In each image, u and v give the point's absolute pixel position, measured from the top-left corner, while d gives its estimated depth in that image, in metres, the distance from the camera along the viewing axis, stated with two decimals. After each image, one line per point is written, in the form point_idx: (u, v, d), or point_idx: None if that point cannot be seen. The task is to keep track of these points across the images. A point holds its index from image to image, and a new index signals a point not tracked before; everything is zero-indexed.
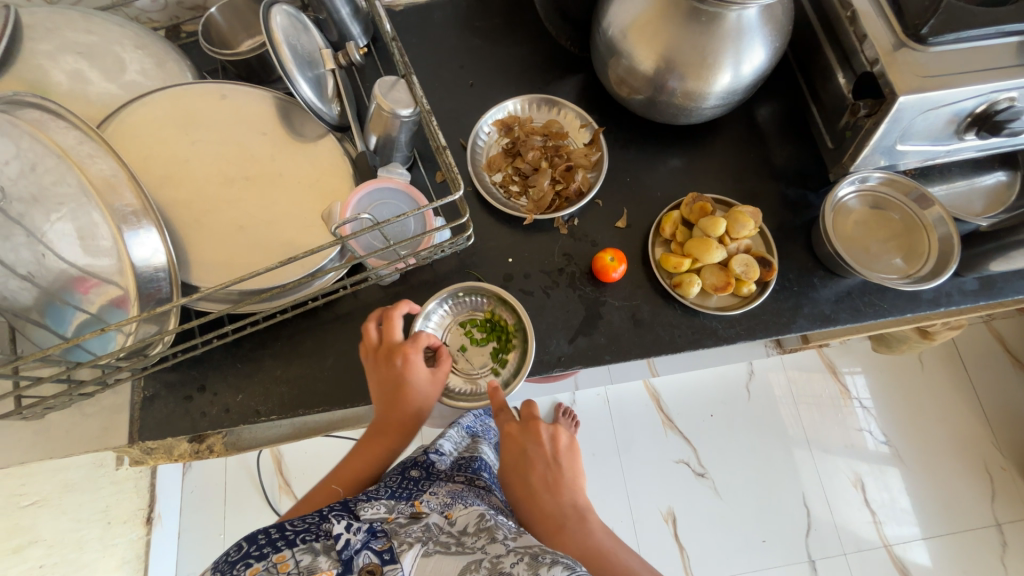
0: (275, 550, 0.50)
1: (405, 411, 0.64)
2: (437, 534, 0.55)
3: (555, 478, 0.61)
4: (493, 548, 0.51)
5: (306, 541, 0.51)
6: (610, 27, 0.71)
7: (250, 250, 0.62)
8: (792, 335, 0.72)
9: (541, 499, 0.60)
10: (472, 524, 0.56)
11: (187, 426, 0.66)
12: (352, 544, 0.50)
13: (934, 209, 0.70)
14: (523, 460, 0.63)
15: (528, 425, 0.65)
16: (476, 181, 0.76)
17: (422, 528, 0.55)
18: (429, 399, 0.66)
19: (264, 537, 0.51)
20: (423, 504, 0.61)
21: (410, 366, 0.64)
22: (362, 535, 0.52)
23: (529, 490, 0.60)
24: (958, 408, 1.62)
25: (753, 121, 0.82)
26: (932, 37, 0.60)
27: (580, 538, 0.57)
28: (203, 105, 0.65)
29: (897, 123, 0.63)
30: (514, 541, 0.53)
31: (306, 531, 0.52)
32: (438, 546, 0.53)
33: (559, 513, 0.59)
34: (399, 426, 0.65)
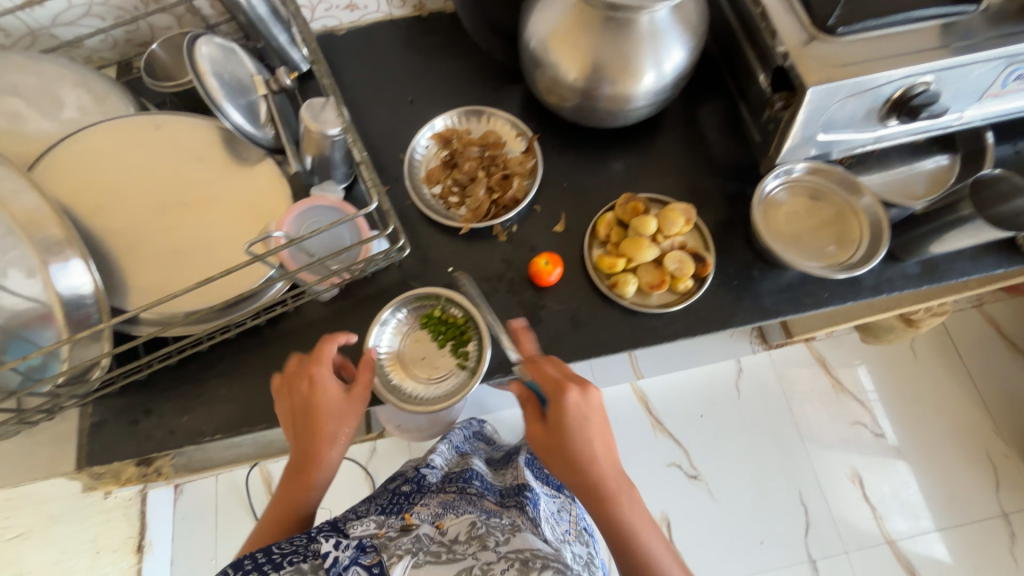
0: (263, 574, 0.51)
1: (317, 429, 0.62)
2: (427, 544, 0.58)
3: (601, 443, 0.60)
4: (482, 554, 0.55)
5: (294, 562, 0.52)
6: (532, 38, 0.72)
7: (185, 273, 0.64)
8: (734, 329, 0.72)
9: (604, 470, 0.60)
10: (462, 533, 0.61)
11: (134, 450, 0.67)
12: (340, 561, 0.51)
13: (862, 194, 0.70)
14: (579, 429, 0.60)
15: (583, 391, 0.60)
16: (413, 195, 0.77)
17: (412, 538, 0.58)
18: (344, 420, 0.63)
19: (250, 562, 0.51)
20: (414, 517, 0.68)
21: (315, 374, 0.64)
22: (351, 551, 0.52)
23: (578, 454, 0.59)
24: (954, 395, 1.59)
25: (689, 120, 0.83)
26: (840, 27, 0.61)
27: (629, 511, 0.59)
28: (138, 136, 0.67)
29: (812, 114, 0.64)
30: (505, 547, 0.56)
31: (293, 552, 0.53)
32: (428, 555, 0.56)
33: (605, 484, 0.59)
34: (314, 447, 0.62)
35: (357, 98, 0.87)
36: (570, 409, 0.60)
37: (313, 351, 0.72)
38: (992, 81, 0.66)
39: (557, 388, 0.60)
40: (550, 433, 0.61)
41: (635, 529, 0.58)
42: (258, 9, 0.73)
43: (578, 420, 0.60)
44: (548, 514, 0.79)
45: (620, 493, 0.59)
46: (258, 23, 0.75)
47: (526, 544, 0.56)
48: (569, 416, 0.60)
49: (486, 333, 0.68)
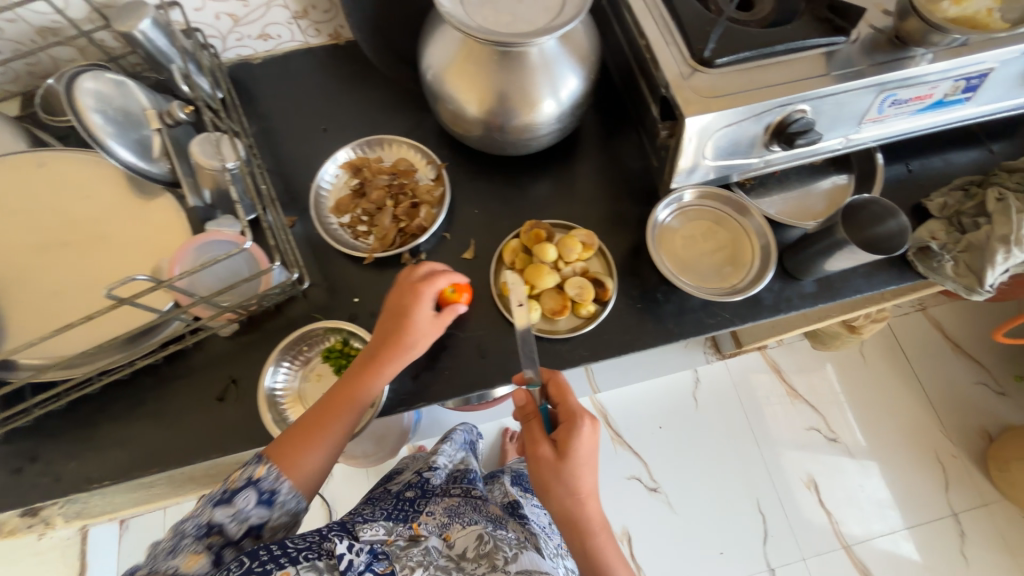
0: (278, 567, 0.48)
1: (398, 339, 0.62)
2: (435, 558, 0.59)
3: (589, 479, 0.60)
4: (492, 574, 0.59)
5: (309, 558, 0.50)
6: (430, 68, 0.73)
7: (66, 315, 0.62)
8: (640, 352, 0.73)
9: (590, 506, 0.60)
10: (471, 548, 0.63)
11: (16, 500, 0.64)
12: (356, 565, 0.50)
13: (752, 216, 0.73)
14: (581, 461, 0.59)
15: (575, 424, 0.60)
16: (318, 225, 0.76)
17: (422, 551, 0.59)
18: (429, 335, 0.64)
19: (266, 553, 0.49)
20: (421, 528, 0.66)
21: (423, 296, 0.63)
22: (365, 556, 0.52)
23: (569, 483, 0.59)
24: (903, 397, 1.63)
25: (599, 144, 0.85)
26: (716, 59, 0.63)
27: (606, 546, 0.60)
28: (20, 175, 0.66)
29: (696, 142, 0.66)
30: (513, 565, 0.60)
31: (308, 549, 0.51)
32: (439, 571, 0.57)
33: (587, 519, 0.60)
34: (388, 356, 0.62)
35: (271, 127, 0.87)
36: (581, 444, 0.59)
37: (212, 389, 0.70)
38: (867, 108, 0.68)
39: (571, 419, 0.60)
40: (553, 461, 0.59)
41: (609, 562, 0.60)
42: (157, 41, 0.73)
43: (585, 451, 0.59)
44: (541, 530, 0.83)
45: (601, 531, 0.61)
46: (156, 55, 0.74)
47: (531, 565, 0.61)
48: (579, 446, 0.59)
49: None
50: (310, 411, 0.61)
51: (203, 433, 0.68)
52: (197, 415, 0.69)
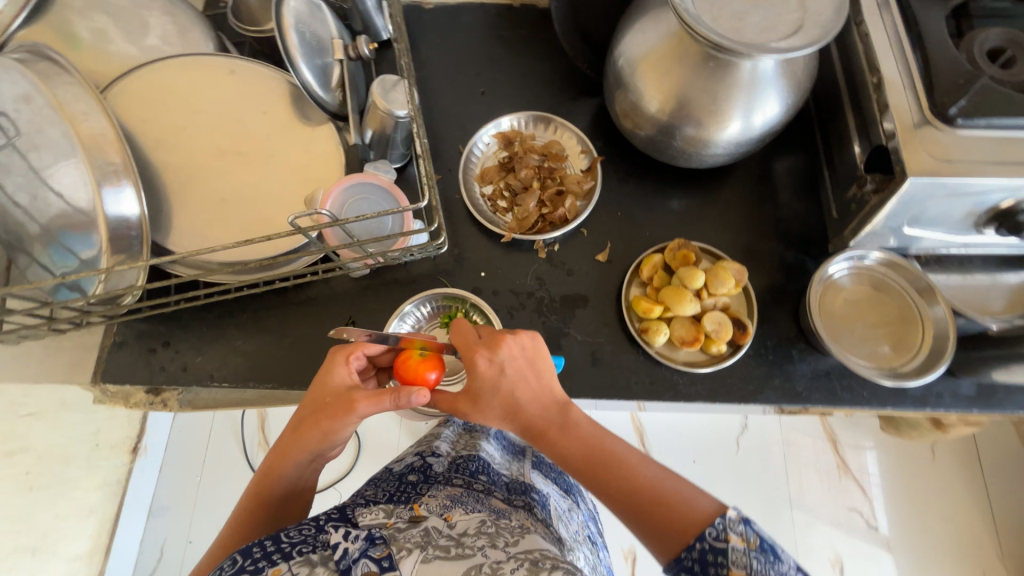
0: (270, 563, 0.42)
1: (317, 414, 0.55)
2: (436, 539, 0.49)
3: (528, 378, 0.58)
4: (491, 552, 0.47)
5: (303, 553, 0.43)
6: (622, 57, 0.68)
7: (226, 224, 0.64)
8: (757, 405, 0.68)
9: (531, 408, 0.57)
10: (472, 527, 0.52)
11: (145, 377, 0.69)
12: (350, 553, 0.42)
13: (934, 301, 0.65)
14: (493, 390, 0.57)
15: (486, 349, 0.58)
16: (463, 191, 0.75)
17: (421, 532, 0.50)
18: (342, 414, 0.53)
19: (258, 550, 0.43)
20: (423, 508, 0.57)
21: (347, 419, 0.53)
22: (361, 543, 0.43)
23: (505, 398, 0.57)
24: (965, 509, 1.47)
25: (765, 174, 0.78)
26: (960, 118, 0.55)
27: (564, 439, 0.56)
28: (212, 78, 0.67)
29: (905, 204, 0.59)
30: (514, 548, 0.48)
31: (303, 542, 0.45)
32: (438, 550, 0.46)
33: (541, 415, 0.57)
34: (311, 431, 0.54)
35: (428, 78, 0.85)
36: (481, 373, 0.57)
37: (331, 324, 0.72)
38: None
39: (471, 352, 0.58)
40: (473, 411, 0.58)
41: (572, 452, 0.55)
42: None
43: (493, 381, 0.57)
44: (559, 514, 0.69)
45: (554, 430, 0.56)
46: None
47: (534, 546, 0.49)
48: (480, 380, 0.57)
49: None
50: (237, 511, 0.56)
51: (314, 363, 0.70)
52: (312, 345, 0.71)
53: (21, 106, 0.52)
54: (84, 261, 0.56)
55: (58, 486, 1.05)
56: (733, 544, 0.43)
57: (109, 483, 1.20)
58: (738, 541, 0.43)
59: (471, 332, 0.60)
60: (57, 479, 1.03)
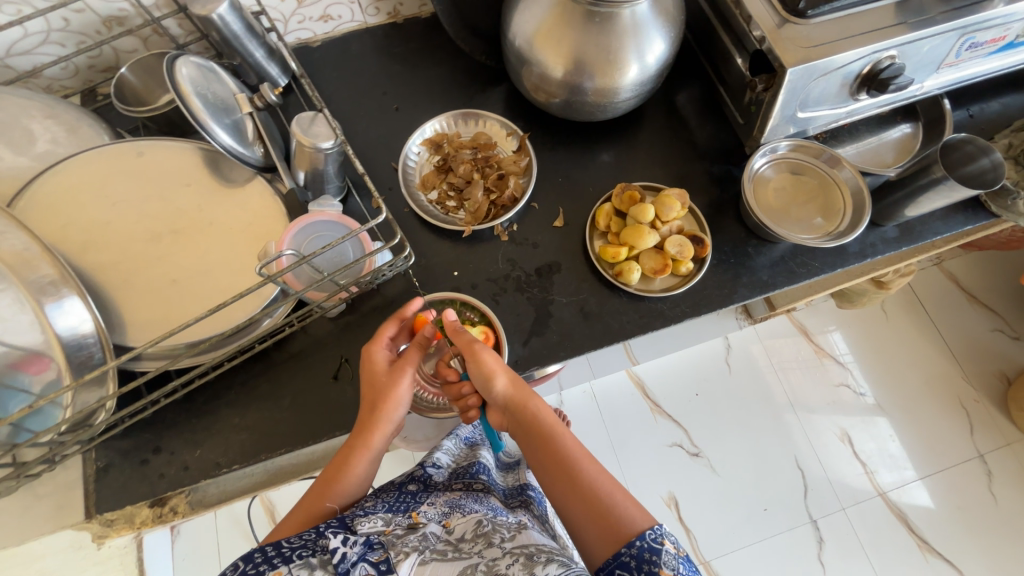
0: (271, 568, 0.48)
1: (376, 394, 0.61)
2: (434, 543, 0.58)
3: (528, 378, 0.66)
4: (488, 552, 0.55)
5: (302, 556, 0.49)
6: (517, 38, 0.73)
7: (185, 303, 0.62)
8: (736, 304, 0.74)
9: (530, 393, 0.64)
10: (469, 531, 0.60)
11: (146, 491, 0.64)
12: (349, 558, 0.49)
13: (842, 166, 0.75)
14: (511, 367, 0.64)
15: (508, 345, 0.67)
16: (411, 202, 0.77)
17: (419, 537, 0.58)
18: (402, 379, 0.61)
19: (260, 555, 0.49)
20: (421, 514, 0.63)
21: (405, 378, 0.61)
22: (359, 547, 0.51)
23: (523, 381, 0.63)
24: (925, 349, 1.65)
25: (672, 107, 0.86)
26: (810, 10, 0.65)
27: (549, 414, 0.62)
28: (120, 164, 0.65)
29: (794, 93, 0.67)
30: (510, 543, 0.56)
31: (302, 546, 0.50)
32: (435, 554, 0.56)
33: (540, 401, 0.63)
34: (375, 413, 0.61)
35: (339, 110, 0.86)
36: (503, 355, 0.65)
37: (325, 369, 0.70)
38: (949, 51, 0.70)
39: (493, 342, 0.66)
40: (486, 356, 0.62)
41: (553, 428, 0.60)
42: (233, 27, 0.72)
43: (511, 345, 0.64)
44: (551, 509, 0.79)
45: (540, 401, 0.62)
46: (233, 40, 0.73)
47: (529, 539, 0.57)
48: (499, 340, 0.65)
49: (502, 333, 0.69)
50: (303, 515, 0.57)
51: (319, 413, 0.68)
52: (312, 396, 0.69)
53: None
54: (37, 392, 0.52)
55: None
56: (668, 547, 0.49)
57: None
58: (672, 548, 0.49)
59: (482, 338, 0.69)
60: None
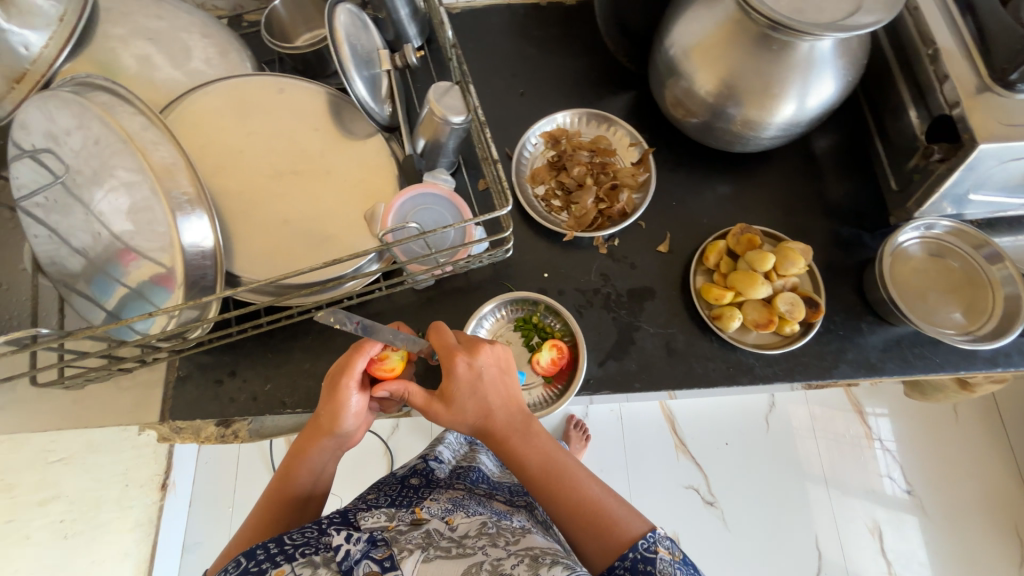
0: (275, 565, 0.47)
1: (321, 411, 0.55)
2: (437, 540, 0.53)
3: (499, 386, 0.57)
4: (493, 551, 0.50)
5: (306, 555, 0.48)
6: (672, 47, 0.68)
7: (291, 245, 0.63)
8: (834, 380, 0.68)
9: (499, 413, 0.56)
10: (473, 529, 0.55)
11: (215, 410, 0.67)
12: (352, 555, 0.47)
13: (1002, 265, 0.65)
14: (471, 392, 0.55)
15: (471, 351, 0.57)
16: (518, 194, 0.75)
17: (422, 534, 0.54)
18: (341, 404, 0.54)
19: (262, 552, 0.48)
20: (424, 511, 0.60)
21: (343, 397, 0.54)
22: (363, 544, 0.48)
23: (483, 405, 0.55)
24: (992, 464, 1.50)
25: (810, 152, 0.79)
26: (1022, 83, 0.56)
27: (531, 450, 0.55)
28: (260, 97, 0.66)
29: (972, 171, 0.60)
30: (515, 545, 0.52)
31: (305, 543, 0.49)
32: (439, 550, 0.50)
33: (507, 423, 0.56)
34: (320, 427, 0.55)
35: None
36: (461, 377, 0.55)
37: None
38: None
39: (451, 356, 0.55)
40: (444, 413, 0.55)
41: (533, 461, 0.55)
42: None
43: (467, 387, 0.55)
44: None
45: (519, 436, 0.56)
46: None
47: (534, 543, 0.52)
48: (455, 385, 0.55)
49: (583, 347, 0.67)
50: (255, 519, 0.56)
51: None
52: None
53: (74, 130, 0.52)
54: (129, 285, 0.54)
55: (93, 532, 0.99)
56: (663, 555, 0.46)
57: (141, 524, 1.09)
58: (667, 554, 0.46)
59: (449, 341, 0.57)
60: (92, 524, 0.98)
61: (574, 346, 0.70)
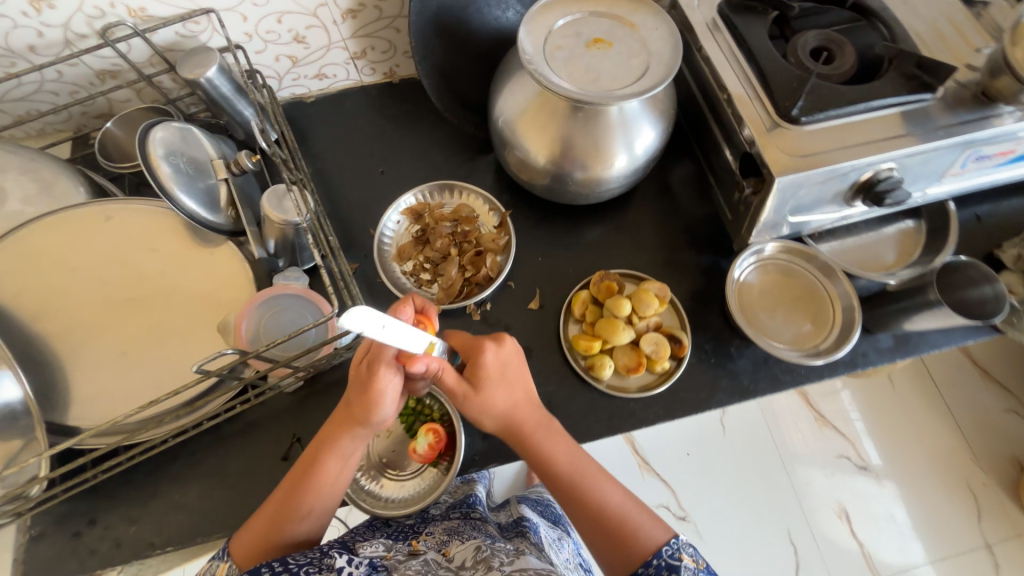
0: None
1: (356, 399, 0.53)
2: (437, 568, 0.52)
3: (520, 377, 0.60)
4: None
5: None
6: (501, 116, 0.71)
7: (135, 379, 0.60)
8: (713, 410, 0.70)
9: (520, 409, 0.59)
10: (469, 558, 0.53)
11: (75, 567, 0.61)
12: None
13: (835, 279, 0.72)
14: (498, 382, 0.58)
15: (498, 344, 0.59)
16: (383, 276, 0.75)
17: (421, 562, 0.53)
18: (380, 391, 0.52)
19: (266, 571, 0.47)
20: (422, 541, 0.58)
21: (381, 385, 0.52)
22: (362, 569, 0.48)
23: (509, 402, 0.58)
24: (937, 426, 1.52)
25: (663, 187, 0.83)
26: (804, 117, 0.62)
27: (553, 446, 0.59)
28: (85, 229, 0.64)
29: (782, 199, 0.64)
30: (510, 567, 0.50)
31: (308, 563, 0.48)
32: None
33: (530, 423, 0.59)
34: (353, 416, 0.54)
35: (324, 169, 0.85)
36: (488, 368, 0.58)
37: (274, 448, 0.67)
38: (950, 163, 0.66)
39: (478, 351, 0.58)
40: (469, 400, 0.58)
41: (557, 461, 0.58)
42: (221, 88, 0.72)
43: (495, 376, 0.58)
44: (552, 541, 0.71)
45: (542, 431, 0.59)
46: (222, 100, 0.74)
47: (528, 565, 0.51)
48: (484, 374, 0.57)
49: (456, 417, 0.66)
50: (271, 520, 0.54)
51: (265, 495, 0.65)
52: (259, 476, 0.66)
53: None
54: None
55: None
56: (686, 563, 0.51)
57: None
58: (691, 562, 0.51)
59: (464, 341, 0.61)
60: None
61: (451, 424, 0.68)
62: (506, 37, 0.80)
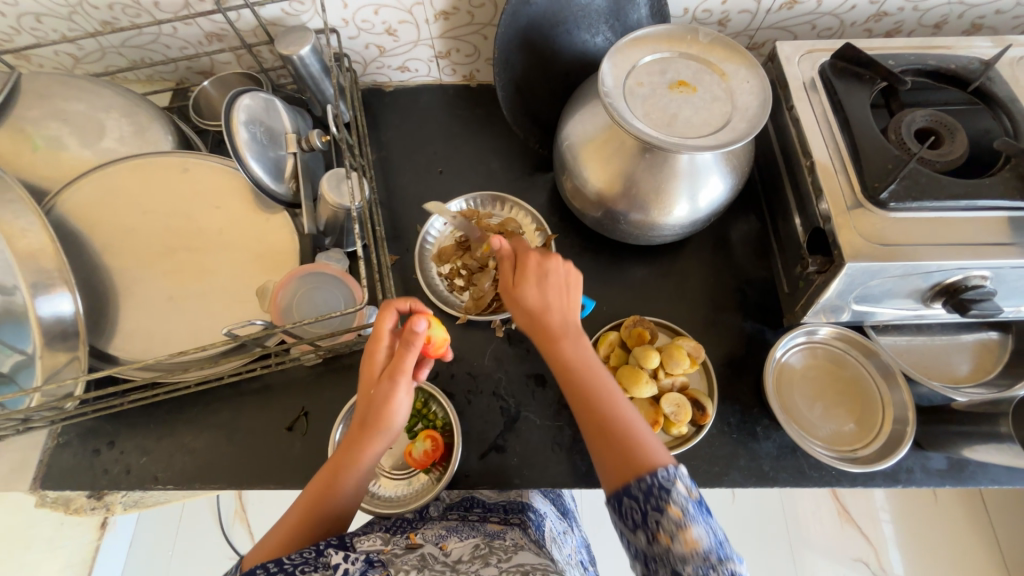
0: None
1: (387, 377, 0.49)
2: (433, 563, 0.48)
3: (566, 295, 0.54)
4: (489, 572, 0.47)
5: None
6: (568, 142, 0.70)
7: (176, 323, 0.64)
8: (725, 487, 0.65)
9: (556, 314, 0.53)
10: (467, 553, 0.51)
11: (87, 481, 0.66)
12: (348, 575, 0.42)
13: (892, 381, 0.65)
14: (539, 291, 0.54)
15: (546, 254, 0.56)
16: (419, 273, 0.76)
17: (417, 556, 0.49)
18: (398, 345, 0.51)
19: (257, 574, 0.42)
20: (419, 536, 0.55)
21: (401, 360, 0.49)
22: (360, 565, 0.43)
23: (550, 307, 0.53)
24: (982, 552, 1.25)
25: (719, 241, 0.79)
26: (893, 202, 0.56)
27: (584, 355, 0.52)
28: (164, 176, 0.69)
29: (850, 285, 0.59)
30: (508, 563, 0.49)
31: (304, 563, 0.44)
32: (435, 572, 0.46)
33: (568, 333, 0.53)
34: (384, 401, 0.50)
35: (387, 157, 0.87)
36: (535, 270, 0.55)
37: (283, 416, 0.69)
38: None
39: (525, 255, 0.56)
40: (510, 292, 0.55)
41: (584, 371, 0.51)
42: (311, 67, 0.75)
43: (546, 279, 0.54)
44: (553, 535, 0.65)
45: (576, 340, 0.52)
46: (308, 77, 0.76)
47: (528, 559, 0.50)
48: (531, 270, 0.55)
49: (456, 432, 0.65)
50: (303, 509, 0.50)
51: (264, 460, 0.67)
52: (263, 440, 0.68)
53: None
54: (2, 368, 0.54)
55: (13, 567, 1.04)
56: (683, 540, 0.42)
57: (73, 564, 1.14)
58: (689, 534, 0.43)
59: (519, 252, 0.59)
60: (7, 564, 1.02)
61: (450, 435, 0.68)
62: (590, 63, 0.79)
